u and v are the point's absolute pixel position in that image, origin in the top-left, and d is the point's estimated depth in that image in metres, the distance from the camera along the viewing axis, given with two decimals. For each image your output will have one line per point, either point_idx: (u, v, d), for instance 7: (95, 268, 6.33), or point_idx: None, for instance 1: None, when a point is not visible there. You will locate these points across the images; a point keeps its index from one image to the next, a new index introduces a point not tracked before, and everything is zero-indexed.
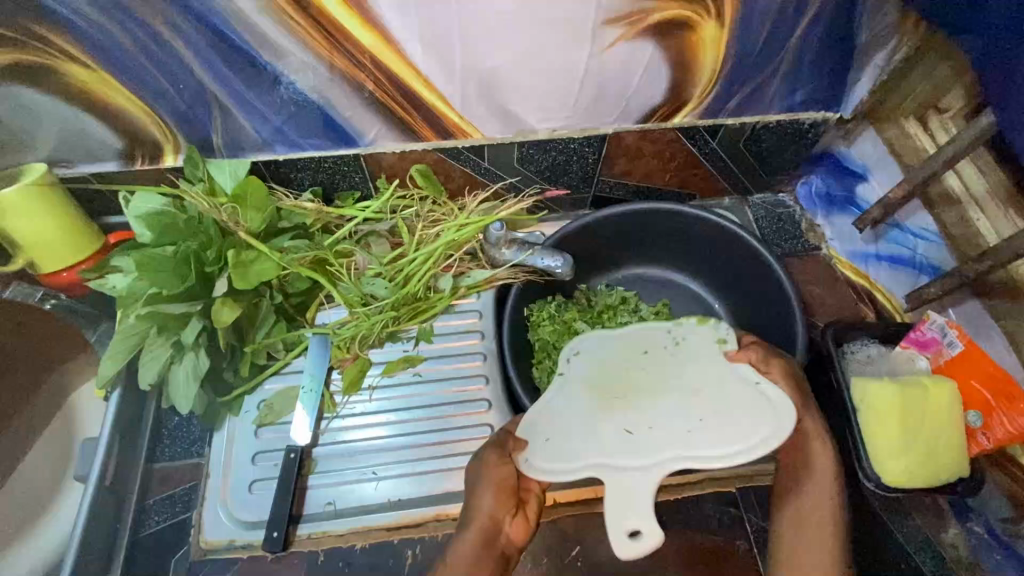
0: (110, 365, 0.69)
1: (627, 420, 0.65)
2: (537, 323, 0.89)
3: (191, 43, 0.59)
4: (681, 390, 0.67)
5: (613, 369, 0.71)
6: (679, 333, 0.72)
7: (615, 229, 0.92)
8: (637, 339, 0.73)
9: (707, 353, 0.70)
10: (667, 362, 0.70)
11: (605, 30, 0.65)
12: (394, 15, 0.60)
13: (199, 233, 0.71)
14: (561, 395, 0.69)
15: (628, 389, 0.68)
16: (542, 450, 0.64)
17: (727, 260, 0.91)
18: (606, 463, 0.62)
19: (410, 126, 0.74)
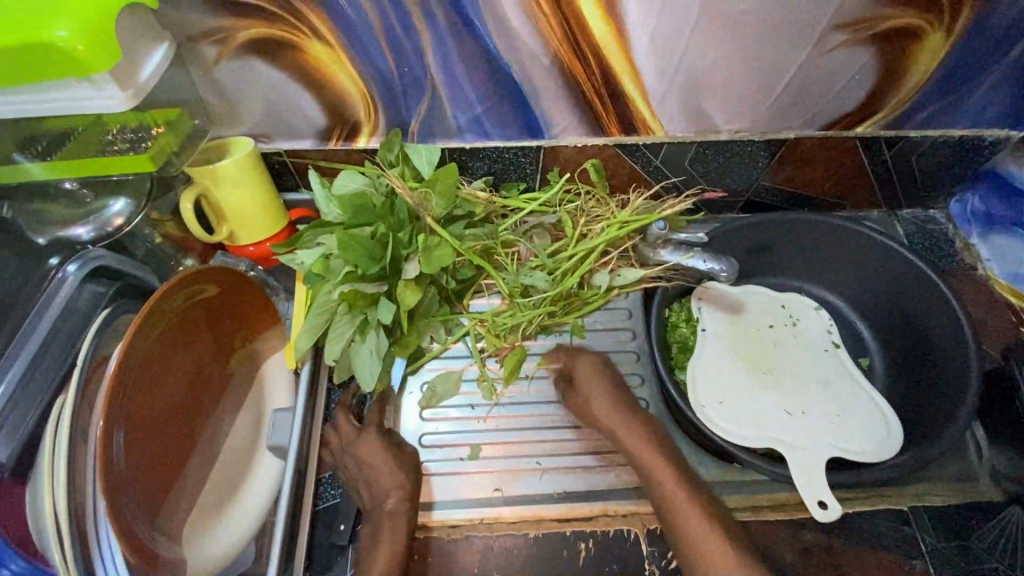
0: (304, 338, 0.70)
1: (782, 402, 0.83)
2: (678, 325, 0.90)
3: (434, 27, 0.60)
4: (813, 377, 0.86)
5: (750, 344, 0.89)
6: (795, 314, 0.93)
7: (764, 236, 0.91)
8: (764, 312, 0.93)
9: (819, 342, 0.90)
10: (792, 340, 0.90)
11: (832, 35, 0.64)
12: (636, 9, 0.60)
13: (392, 214, 0.72)
14: (713, 354, 0.87)
15: (776, 368, 0.86)
16: (716, 409, 0.81)
17: (878, 270, 0.90)
18: (774, 437, 0.78)
19: (600, 120, 0.74)
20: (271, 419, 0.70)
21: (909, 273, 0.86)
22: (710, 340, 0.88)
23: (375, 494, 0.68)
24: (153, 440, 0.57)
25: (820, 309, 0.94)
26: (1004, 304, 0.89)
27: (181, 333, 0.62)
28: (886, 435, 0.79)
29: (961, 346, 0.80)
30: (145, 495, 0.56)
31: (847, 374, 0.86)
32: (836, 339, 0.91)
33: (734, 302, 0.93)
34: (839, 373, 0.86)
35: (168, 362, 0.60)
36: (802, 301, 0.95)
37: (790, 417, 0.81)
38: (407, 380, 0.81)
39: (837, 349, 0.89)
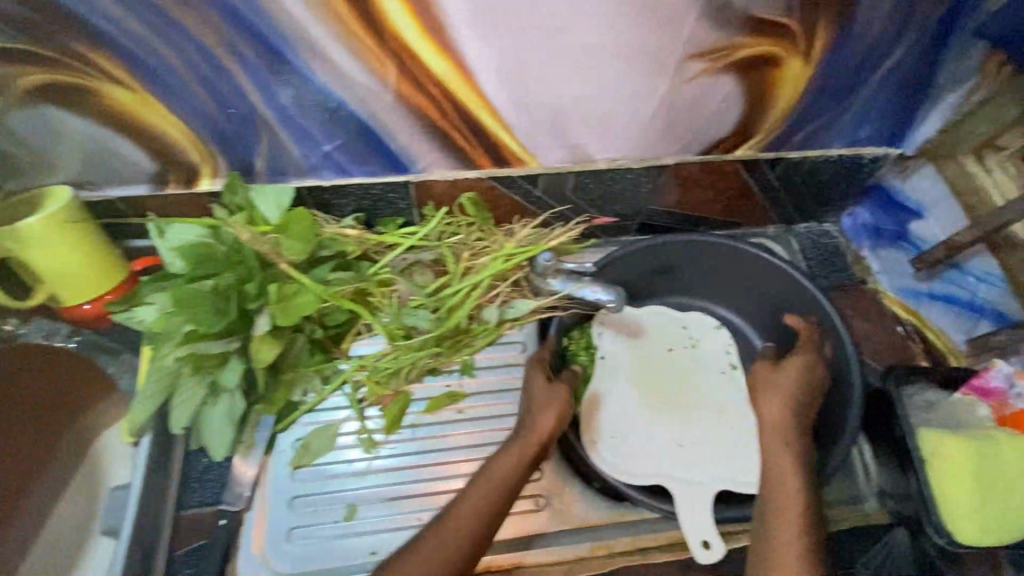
0: (142, 408, 0.63)
1: (676, 433, 0.80)
2: (577, 354, 0.87)
3: (248, 66, 0.54)
4: (709, 403, 0.84)
5: (646, 371, 0.86)
6: (694, 335, 0.90)
7: (654, 260, 0.88)
8: (664, 335, 0.90)
9: (717, 363, 0.88)
10: (688, 364, 0.88)
11: (689, 64, 0.60)
12: (475, 46, 0.55)
13: (239, 263, 0.66)
14: (609, 384, 0.84)
15: (672, 395, 0.84)
16: (608, 445, 0.79)
17: (766, 291, 0.89)
18: (666, 472, 0.76)
19: (466, 152, 0.69)
20: (109, 498, 0.65)
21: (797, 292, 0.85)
22: (607, 370, 0.85)
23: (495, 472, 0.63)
24: None
25: (720, 327, 0.91)
26: (891, 317, 0.88)
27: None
28: None
29: (842, 366, 0.78)
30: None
31: (743, 397, 0.85)
32: (736, 361, 0.88)
33: (635, 325, 0.90)
34: (735, 397, 0.85)
35: None
36: (701, 319, 0.92)
37: (683, 449, 0.79)
38: (278, 436, 0.75)
39: (734, 370, 0.87)
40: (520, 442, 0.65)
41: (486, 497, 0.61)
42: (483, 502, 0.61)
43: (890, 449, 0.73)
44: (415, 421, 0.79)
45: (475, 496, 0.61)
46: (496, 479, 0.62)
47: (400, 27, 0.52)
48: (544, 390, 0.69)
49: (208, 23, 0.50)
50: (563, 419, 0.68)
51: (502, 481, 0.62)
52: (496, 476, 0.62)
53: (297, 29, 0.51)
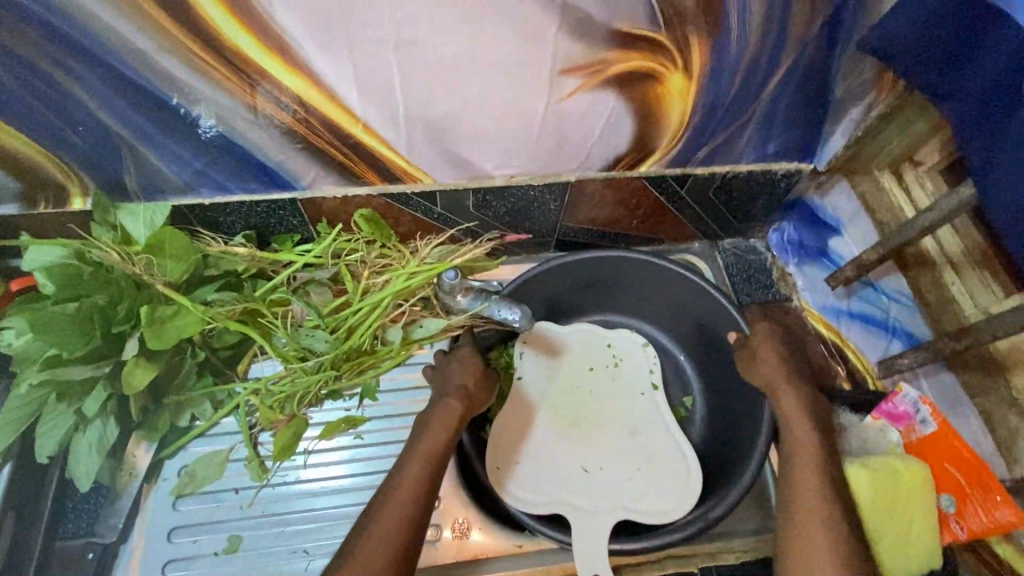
0: (1, 437, 0.61)
1: (584, 459, 0.78)
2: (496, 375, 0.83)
3: (90, 85, 0.52)
4: (622, 428, 0.80)
5: (563, 391, 0.83)
6: (619, 353, 0.86)
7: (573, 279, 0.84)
8: (585, 355, 0.85)
9: (637, 385, 0.84)
10: (608, 384, 0.84)
11: (563, 79, 0.59)
12: (328, 64, 0.53)
13: (109, 284, 0.63)
14: (523, 406, 0.81)
15: (587, 419, 0.81)
16: (511, 470, 0.76)
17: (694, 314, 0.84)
18: (566, 498, 0.74)
19: (352, 169, 0.68)
20: None
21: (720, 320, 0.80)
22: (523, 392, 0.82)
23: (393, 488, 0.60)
24: None
25: (647, 346, 0.86)
26: (816, 336, 0.83)
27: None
28: (683, 491, 0.75)
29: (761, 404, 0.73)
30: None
31: (659, 423, 0.81)
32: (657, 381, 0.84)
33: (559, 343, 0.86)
34: (650, 422, 0.81)
35: None
36: (627, 336, 0.87)
37: (587, 475, 0.77)
38: (164, 463, 0.72)
39: (655, 392, 0.83)
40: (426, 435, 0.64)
41: (423, 469, 0.61)
42: (420, 477, 0.60)
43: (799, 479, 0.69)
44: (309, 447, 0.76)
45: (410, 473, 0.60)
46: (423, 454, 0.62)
47: (242, 44, 0.51)
48: (462, 370, 0.71)
49: (34, 39, 0.48)
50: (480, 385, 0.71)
51: (422, 466, 0.61)
52: (424, 448, 0.63)
53: (133, 47, 0.50)
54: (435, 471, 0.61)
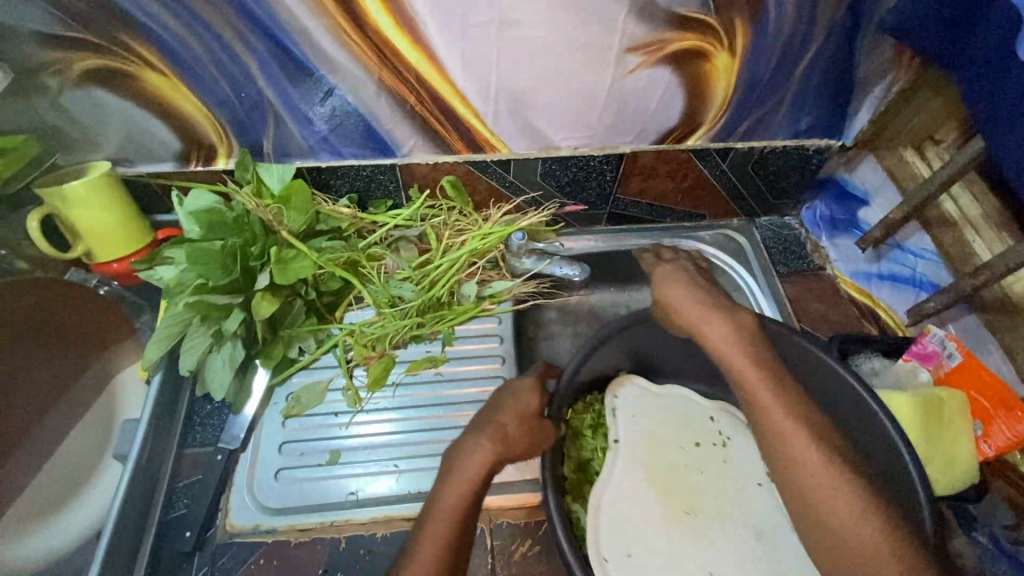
0: (155, 349, 0.73)
1: (709, 560, 0.66)
2: (583, 433, 0.74)
3: (258, 56, 0.65)
4: (745, 526, 0.68)
5: (670, 474, 0.71)
6: (727, 434, 0.75)
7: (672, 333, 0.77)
8: (687, 424, 0.76)
9: (753, 474, 0.72)
10: (719, 467, 0.72)
11: (628, 57, 0.71)
12: (443, 41, 0.66)
13: (244, 229, 0.76)
14: (618, 481, 0.70)
15: (699, 506, 0.69)
16: (619, 562, 0.64)
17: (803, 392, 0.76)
18: None
19: (444, 139, 0.80)
20: (119, 430, 0.72)
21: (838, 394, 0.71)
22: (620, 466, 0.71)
23: (429, 512, 0.60)
24: None
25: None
26: (848, 300, 0.94)
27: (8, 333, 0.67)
28: None
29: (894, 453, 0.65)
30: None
31: (783, 524, 0.69)
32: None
33: (652, 404, 0.77)
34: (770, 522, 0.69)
35: None
36: (732, 417, 0.77)
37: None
38: (275, 389, 0.84)
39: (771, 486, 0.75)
40: (463, 455, 0.63)
41: (450, 526, 0.58)
42: (451, 517, 0.59)
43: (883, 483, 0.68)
44: (396, 380, 0.87)
45: (444, 517, 0.59)
46: (456, 489, 0.61)
47: (382, 25, 0.64)
48: (511, 405, 0.68)
49: (226, 17, 0.61)
50: (528, 438, 0.65)
51: (460, 490, 0.60)
52: (447, 502, 0.60)
53: (299, 27, 0.63)
54: (468, 512, 0.60)
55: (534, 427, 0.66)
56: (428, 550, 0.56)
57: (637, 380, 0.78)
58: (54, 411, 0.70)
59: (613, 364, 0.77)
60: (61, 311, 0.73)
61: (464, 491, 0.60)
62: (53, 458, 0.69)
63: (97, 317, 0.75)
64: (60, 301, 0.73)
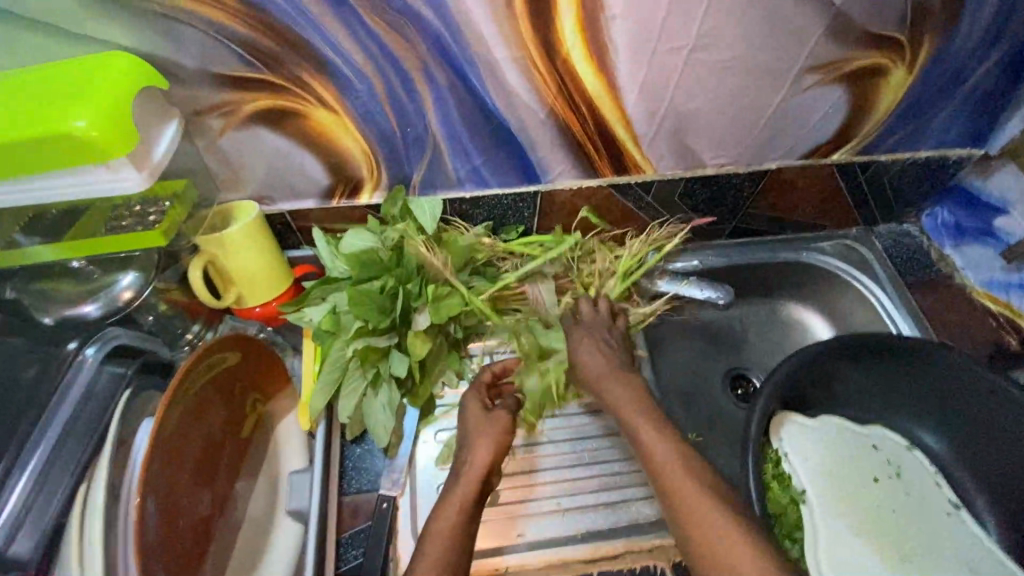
0: (318, 397, 0.70)
1: None
2: (769, 485, 0.74)
3: (438, 90, 0.62)
4: (955, 561, 0.69)
5: (869, 518, 0.71)
6: (896, 462, 0.76)
7: (840, 356, 0.75)
8: (861, 462, 0.76)
9: (937, 502, 0.74)
10: (902, 498, 0.73)
11: (807, 76, 0.69)
12: (629, 68, 0.63)
13: (400, 267, 0.74)
14: (823, 537, 0.69)
15: (910, 551, 0.69)
16: None
17: (972, 414, 0.74)
18: None
19: (594, 163, 0.77)
20: (289, 483, 0.70)
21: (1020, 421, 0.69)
22: (817, 517, 0.71)
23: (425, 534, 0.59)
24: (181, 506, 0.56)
25: (914, 448, 0.78)
26: (982, 310, 0.93)
27: (205, 400, 0.61)
28: None
29: None
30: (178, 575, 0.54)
31: (987, 549, 0.70)
32: (950, 495, 0.74)
33: (820, 445, 0.76)
34: (974, 550, 0.70)
35: (198, 422, 0.60)
36: (888, 435, 0.79)
37: None
38: (421, 427, 0.81)
39: (959, 511, 0.73)
40: (459, 480, 0.64)
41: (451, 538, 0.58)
42: (453, 528, 0.59)
43: None
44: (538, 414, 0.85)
45: (448, 515, 0.60)
46: (449, 505, 0.61)
47: (572, 54, 0.61)
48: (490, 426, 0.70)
49: (416, 51, 0.58)
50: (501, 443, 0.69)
51: (453, 513, 0.60)
52: (445, 522, 0.60)
53: (487, 59, 0.60)
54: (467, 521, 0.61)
55: (500, 447, 0.68)
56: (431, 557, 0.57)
57: (796, 420, 0.77)
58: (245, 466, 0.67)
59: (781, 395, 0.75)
60: (248, 360, 0.67)
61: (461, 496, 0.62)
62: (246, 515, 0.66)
63: (271, 368, 0.71)
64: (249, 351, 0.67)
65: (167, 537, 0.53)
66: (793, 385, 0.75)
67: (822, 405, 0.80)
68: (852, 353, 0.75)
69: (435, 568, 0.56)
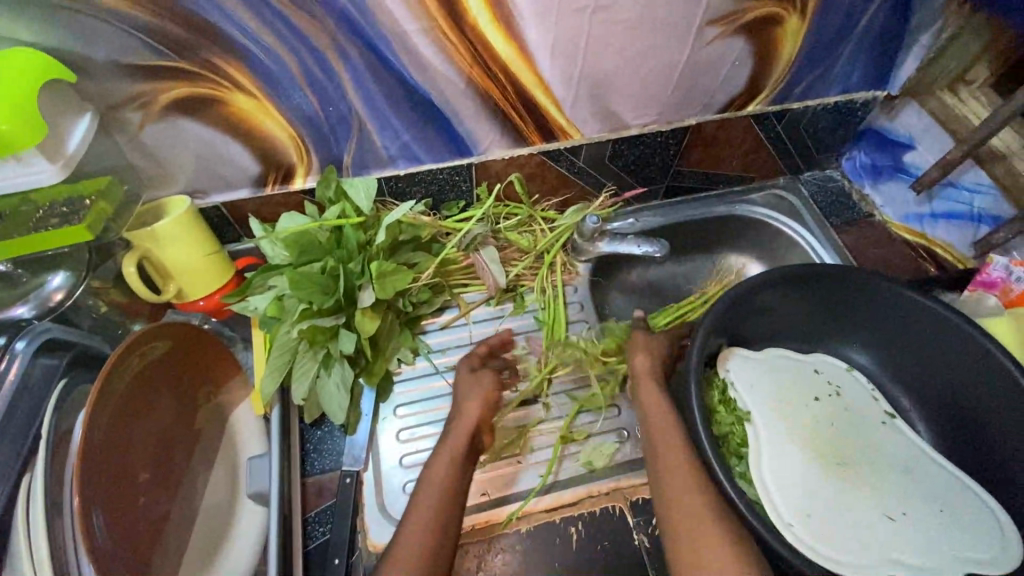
0: (268, 382, 0.71)
1: (886, 505, 0.70)
2: (715, 409, 0.76)
3: (352, 67, 0.64)
4: (889, 462, 0.74)
5: (813, 430, 0.75)
6: (835, 382, 0.81)
7: (770, 291, 0.79)
8: (803, 383, 0.80)
9: (873, 413, 0.78)
10: (838, 409, 0.78)
11: (708, 29, 0.73)
12: (536, 31, 0.66)
13: (339, 249, 0.75)
14: (771, 452, 0.73)
15: (848, 458, 0.74)
16: (811, 527, 0.67)
17: (899, 332, 0.79)
18: (902, 561, 0.65)
19: (522, 132, 0.80)
20: (247, 468, 0.71)
21: (932, 326, 0.74)
22: (763, 435, 0.74)
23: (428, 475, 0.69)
24: (128, 496, 0.57)
25: (852, 369, 0.83)
26: (901, 242, 0.98)
27: (141, 390, 0.61)
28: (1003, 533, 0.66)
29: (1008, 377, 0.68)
30: (136, 560, 0.55)
31: (922, 452, 0.74)
32: (886, 406, 0.79)
33: (764, 371, 0.79)
34: (909, 452, 0.75)
35: (136, 413, 0.60)
36: (829, 359, 0.84)
37: (895, 522, 0.68)
38: (379, 406, 0.82)
39: (894, 419, 0.78)
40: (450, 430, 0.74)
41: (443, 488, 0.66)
42: (442, 492, 0.66)
43: (992, 406, 0.70)
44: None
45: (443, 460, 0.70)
46: (443, 457, 0.70)
47: (480, 22, 0.63)
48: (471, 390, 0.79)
49: (326, 29, 0.60)
50: (489, 402, 0.78)
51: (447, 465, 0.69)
52: (442, 469, 0.69)
53: (397, 31, 0.62)
54: (457, 481, 0.68)
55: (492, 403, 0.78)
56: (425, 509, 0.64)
57: (740, 353, 0.80)
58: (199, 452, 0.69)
59: (718, 337, 0.79)
60: (185, 349, 0.68)
61: (447, 460, 0.70)
62: (202, 500, 0.67)
63: (211, 357, 0.71)
64: (188, 338, 0.68)
65: (114, 528, 0.53)
66: (728, 323, 0.79)
67: (761, 341, 0.84)
68: (787, 284, 0.79)
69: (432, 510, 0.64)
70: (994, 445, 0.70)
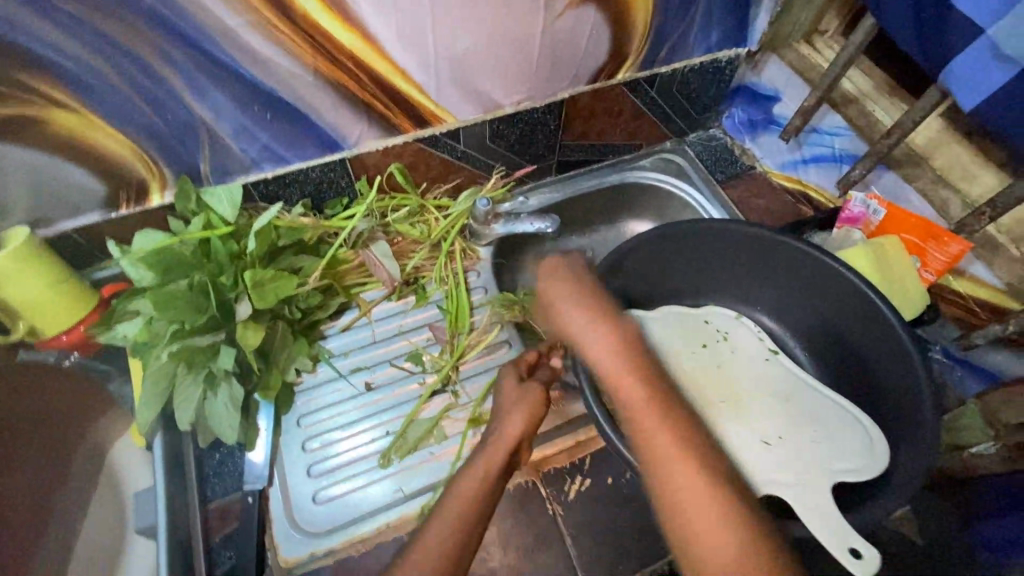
0: (147, 410, 0.67)
1: (761, 433, 0.73)
2: None
3: (179, 68, 0.61)
4: (770, 395, 0.77)
5: (696, 375, 0.78)
6: (723, 327, 0.83)
7: (651, 252, 0.81)
8: (689, 332, 0.82)
9: (757, 352, 0.82)
10: (721, 352, 0.81)
11: (555, 0, 0.73)
12: (374, 16, 0.65)
13: (207, 263, 0.71)
14: None
15: (730, 396, 0.76)
16: None
17: (776, 274, 0.82)
18: (772, 482, 0.68)
19: (391, 121, 0.78)
20: (132, 502, 0.71)
21: (806, 265, 0.78)
22: None
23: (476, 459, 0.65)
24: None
25: (741, 316, 0.86)
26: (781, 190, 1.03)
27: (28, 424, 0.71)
28: (870, 450, 0.70)
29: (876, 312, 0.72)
30: None
31: (800, 383, 0.78)
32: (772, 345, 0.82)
33: (653, 329, 0.80)
34: (787, 384, 0.78)
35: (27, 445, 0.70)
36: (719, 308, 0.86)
37: (770, 448, 0.72)
38: (281, 419, 0.80)
39: (777, 355, 0.81)
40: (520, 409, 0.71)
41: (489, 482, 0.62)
42: (485, 482, 0.62)
43: (870, 333, 0.74)
44: (387, 381, 0.84)
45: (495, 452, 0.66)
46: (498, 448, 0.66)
47: (311, 11, 0.61)
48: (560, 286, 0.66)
49: (140, 32, 0.57)
50: (533, 421, 0.70)
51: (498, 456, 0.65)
52: (494, 455, 0.65)
53: (222, 27, 0.60)
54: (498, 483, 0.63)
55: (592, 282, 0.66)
56: (435, 542, 0.56)
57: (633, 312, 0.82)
58: (66, 492, 0.71)
59: None
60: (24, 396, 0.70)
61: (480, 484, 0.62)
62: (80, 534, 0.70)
63: (72, 396, 0.73)
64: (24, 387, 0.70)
65: None
66: (614, 282, 0.80)
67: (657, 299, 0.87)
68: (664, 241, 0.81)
69: (466, 503, 0.60)
70: (876, 368, 0.74)
